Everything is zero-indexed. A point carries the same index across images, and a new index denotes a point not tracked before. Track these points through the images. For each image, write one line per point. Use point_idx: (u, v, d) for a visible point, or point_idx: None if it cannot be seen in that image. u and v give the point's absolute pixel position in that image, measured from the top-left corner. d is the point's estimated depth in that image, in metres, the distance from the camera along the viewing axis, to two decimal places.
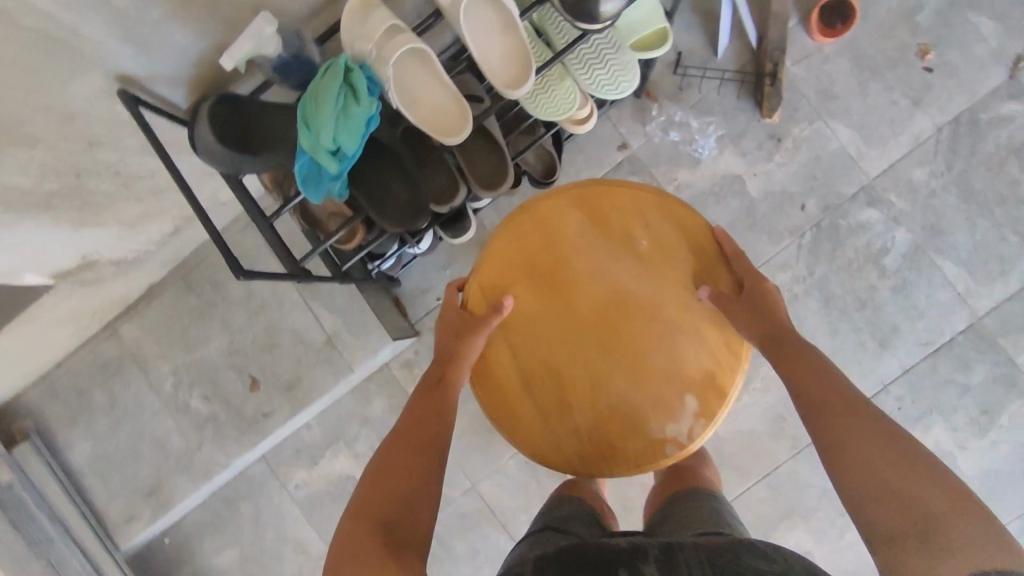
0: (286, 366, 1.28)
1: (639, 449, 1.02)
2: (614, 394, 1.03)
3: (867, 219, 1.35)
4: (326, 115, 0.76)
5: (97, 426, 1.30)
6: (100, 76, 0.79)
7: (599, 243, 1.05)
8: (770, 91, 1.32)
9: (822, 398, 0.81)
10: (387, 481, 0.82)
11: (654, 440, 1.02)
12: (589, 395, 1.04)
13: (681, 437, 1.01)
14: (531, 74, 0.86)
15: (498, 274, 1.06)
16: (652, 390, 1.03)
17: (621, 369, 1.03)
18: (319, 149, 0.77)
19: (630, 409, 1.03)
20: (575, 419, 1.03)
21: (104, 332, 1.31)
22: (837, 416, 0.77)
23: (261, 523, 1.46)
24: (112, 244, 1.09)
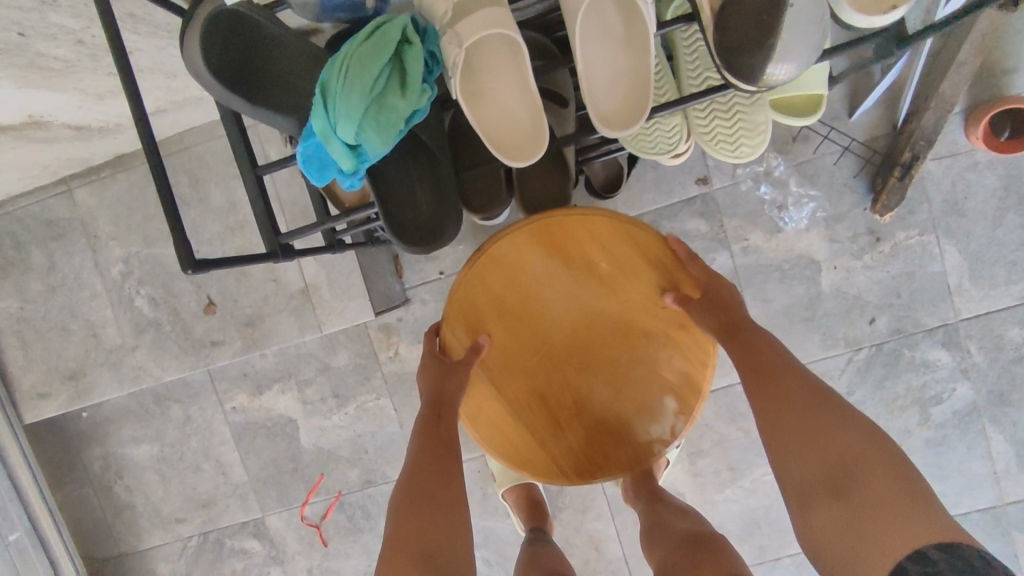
0: (248, 299, 1.12)
1: (632, 453, 0.97)
2: (598, 400, 0.97)
3: (935, 359, 1.17)
4: (354, 99, 0.55)
5: (27, 286, 1.16)
6: None
7: (562, 272, 0.96)
8: (894, 184, 1.08)
9: (786, 398, 0.77)
10: (417, 515, 0.78)
11: (643, 445, 0.97)
12: (576, 406, 0.97)
13: (667, 435, 0.96)
14: (643, 116, 0.64)
15: (468, 320, 0.97)
16: (633, 394, 0.97)
17: (602, 381, 0.97)
18: (332, 138, 0.56)
19: (618, 413, 0.97)
20: (565, 435, 0.97)
21: (56, 187, 1.13)
22: (800, 423, 0.75)
23: (185, 431, 1.36)
24: (71, 111, 0.89)
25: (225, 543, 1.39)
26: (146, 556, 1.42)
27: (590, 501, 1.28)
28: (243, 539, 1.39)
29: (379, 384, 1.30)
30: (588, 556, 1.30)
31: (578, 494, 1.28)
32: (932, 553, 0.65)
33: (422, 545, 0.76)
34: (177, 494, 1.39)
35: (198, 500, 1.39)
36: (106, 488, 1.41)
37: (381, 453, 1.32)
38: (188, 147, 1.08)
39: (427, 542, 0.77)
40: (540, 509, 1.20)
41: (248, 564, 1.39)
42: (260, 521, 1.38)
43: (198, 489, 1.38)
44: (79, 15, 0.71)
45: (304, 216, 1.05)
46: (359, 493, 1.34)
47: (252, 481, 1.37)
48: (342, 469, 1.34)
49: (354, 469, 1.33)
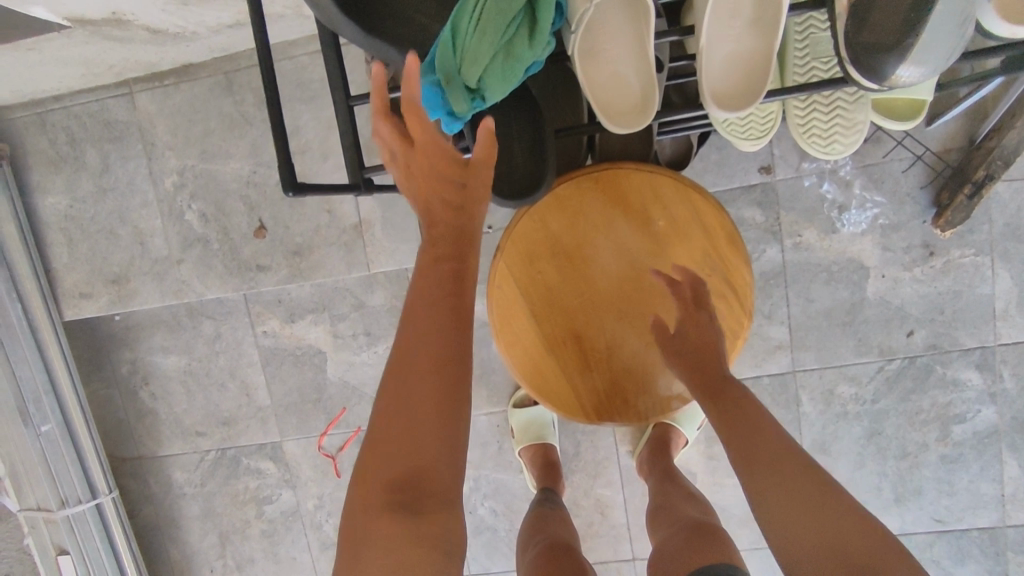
0: (298, 228, 1.11)
1: (648, 407, 0.89)
2: (625, 352, 0.89)
3: (966, 379, 1.19)
4: (485, 45, 0.54)
5: (78, 185, 1.15)
6: None
7: (616, 217, 0.87)
8: (961, 203, 1.06)
9: (785, 473, 0.65)
10: (394, 435, 0.53)
11: (662, 400, 0.89)
12: (601, 354, 0.89)
13: (689, 394, 0.88)
14: (757, 99, 0.63)
15: (518, 256, 0.88)
16: (661, 348, 0.89)
17: (635, 330, 0.89)
18: (453, 81, 0.55)
19: (644, 366, 0.89)
20: (585, 379, 0.89)
21: (118, 88, 1.11)
22: (791, 508, 0.63)
23: (215, 348, 1.38)
24: (153, 13, 0.86)
25: (241, 461, 1.43)
26: (163, 463, 1.46)
27: (604, 468, 1.31)
28: (259, 460, 1.42)
29: None
30: (592, 520, 1.33)
31: (593, 460, 1.31)
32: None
33: (393, 478, 0.52)
34: (199, 408, 1.42)
35: (220, 416, 1.42)
36: (131, 393, 1.43)
37: None
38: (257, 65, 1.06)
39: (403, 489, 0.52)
40: (554, 467, 1.21)
41: (261, 484, 1.43)
42: (277, 444, 1.41)
43: (221, 405, 1.41)
44: None
45: (367, 152, 1.04)
46: None
47: (275, 405, 1.39)
48: (365, 405, 1.36)
49: None
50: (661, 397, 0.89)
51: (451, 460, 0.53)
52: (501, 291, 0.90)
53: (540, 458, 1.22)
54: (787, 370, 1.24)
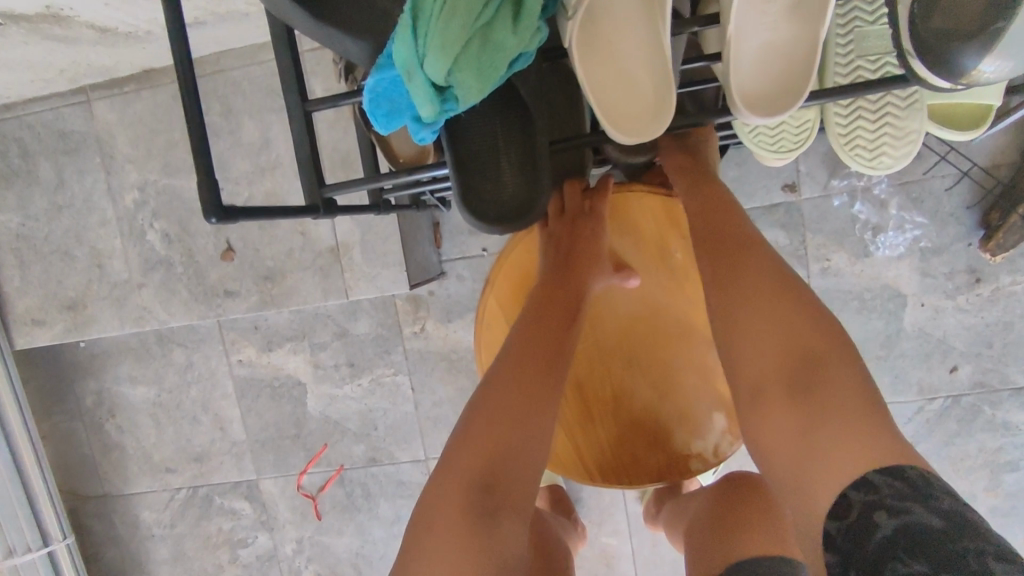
0: (269, 251, 1.00)
1: (661, 465, 0.77)
2: (637, 400, 0.78)
3: (1020, 422, 1.05)
4: (457, 24, 0.43)
5: (31, 201, 1.04)
6: None
7: (625, 248, 0.77)
8: (1014, 224, 0.93)
9: (776, 318, 0.60)
10: (485, 442, 0.61)
11: (678, 458, 0.77)
12: (609, 402, 0.78)
13: (711, 454, 0.77)
14: (802, 96, 0.51)
15: (510, 290, 0.79)
16: (679, 397, 0.78)
17: (647, 372, 0.78)
18: (417, 70, 0.43)
19: (659, 416, 0.78)
20: (592, 432, 0.78)
21: (75, 95, 1.01)
22: (758, 312, 0.61)
23: (186, 378, 1.27)
24: (94, 7, 0.75)
25: (214, 501, 1.31)
26: (130, 501, 1.34)
27: (610, 515, 1.18)
28: (233, 499, 1.30)
29: (399, 359, 1.19)
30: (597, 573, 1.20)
31: (598, 507, 1.18)
32: (874, 475, 0.51)
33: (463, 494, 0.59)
34: (169, 443, 1.30)
35: (191, 452, 1.30)
36: (95, 426, 1.32)
37: (392, 431, 1.22)
38: (223, 72, 0.96)
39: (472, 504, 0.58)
40: (564, 503, 1.09)
41: (236, 526, 1.31)
42: (253, 483, 1.29)
43: (193, 440, 1.29)
44: None
45: (343, 167, 0.93)
46: (363, 470, 1.24)
47: (251, 441, 1.28)
48: (348, 442, 1.24)
49: (360, 445, 1.24)
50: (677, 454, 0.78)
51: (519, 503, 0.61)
52: (491, 329, 0.79)
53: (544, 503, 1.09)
54: None
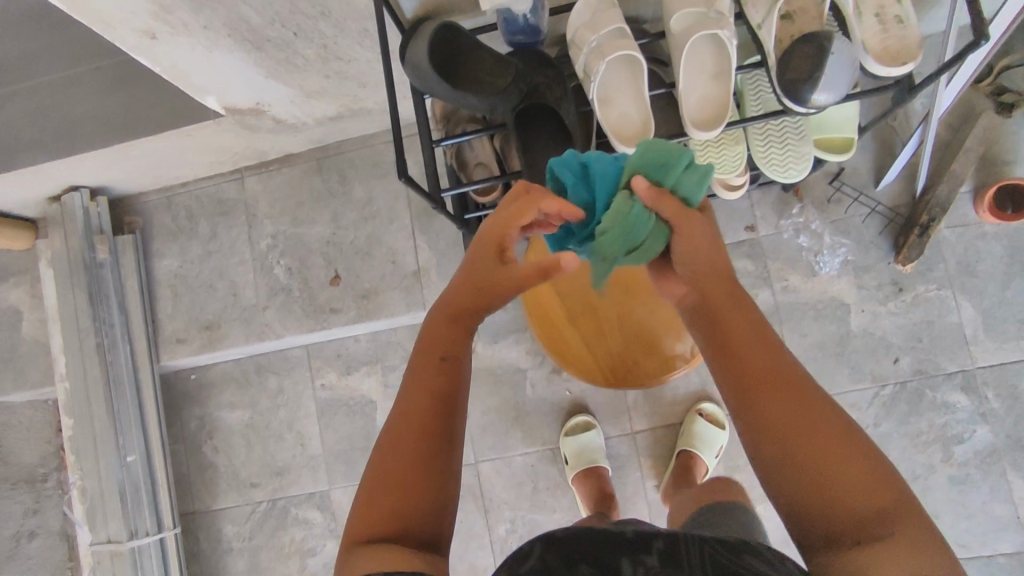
0: (367, 277, 1.34)
1: (656, 367, 1.03)
2: (633, 322, 1.03)
3: (954, 401, 1.32)
4: (650, 223, 0.74)
5: (189, 248, 1.41)
6: None
7: None
8: (914, 241, 1.28)
9: (754, 352, 0.65)
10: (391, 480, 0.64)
11: (668, 359, 1.03)
12: (612, 326, 1.04)
13: (691, 353, 1.02)
14: (720, 127, 0.89)
15: None
16: (661, 318, 1.03)
17: (640, 301, 1.03)
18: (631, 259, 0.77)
19: (651, 333, 1.03)
20: (602, 346, 1.04)
21: (232, 174, 1.41)
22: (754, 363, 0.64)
23: (277, 401, 1.54)
24: (284, 104, 1.17)
25: (290, 512, 1.52)
26: (215, 517, 1.54)
27: (633, 503, 1.40)
28: (306, 509, 1.52)
29: None
30: None
31: (622, 496, 1.40)
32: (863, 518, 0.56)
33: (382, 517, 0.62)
34: (257, 459, 1.54)
35: (274, 467, 1.54)
36: (194, 448, 1.56)
37: None
38: (343, 153, 1.36)
39: (414, 523, 0.62)
40: (607, 496, 1.32)
41: (307, 534, 1.51)
42: (326, 493, 1.51)
43: (277, 456, 1.54)
44: (325, 37, 0.99)
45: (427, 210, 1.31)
46: None
47: (327, 454, 1.52)
48: None
49: None
50: (663, 355, 1.03)
51: (449, 490, 0.65)
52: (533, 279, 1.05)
53: (589, 492, 1.32)
54: None
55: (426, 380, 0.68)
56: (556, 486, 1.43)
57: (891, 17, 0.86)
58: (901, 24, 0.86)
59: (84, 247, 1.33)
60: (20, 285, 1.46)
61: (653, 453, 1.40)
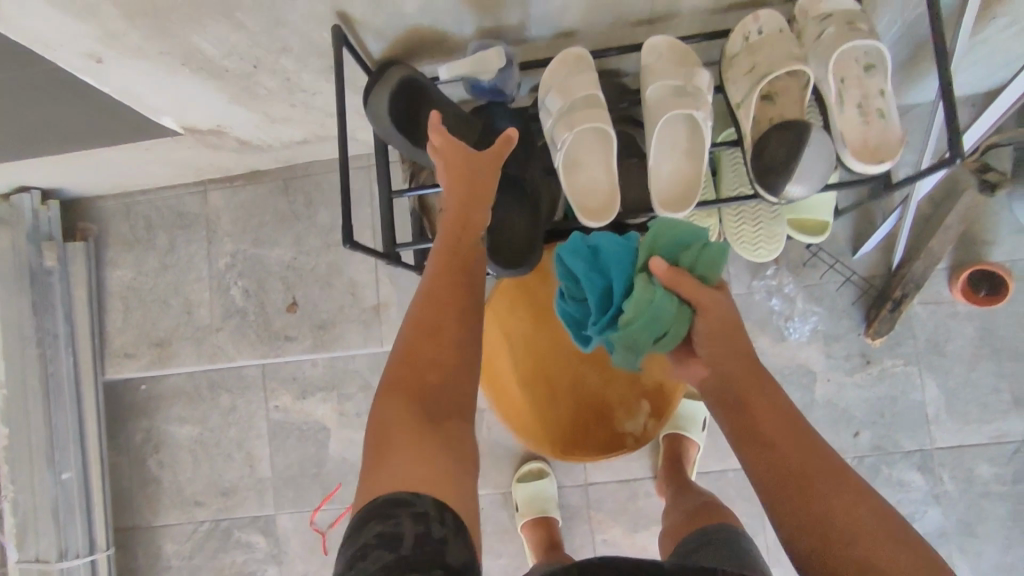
0: (326, 307, 1.30)
1: (605, 443, 1.00)
2: (586, 393, 1.01)
3: (910, 480, 1.31)
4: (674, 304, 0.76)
5: (145, 258, 1.36)
6: (319, 8, 0.79)
7: None
8: (885, 315, 1.26)
9: (772, 420, 0.69)
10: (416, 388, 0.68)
11: (617, 435, 1.00)
12: (564, 396, 1.01)
13: (641, 432, 0.99)
14: (689, 208, 0.85)
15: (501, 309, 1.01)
16: (614, 391, 1.01)
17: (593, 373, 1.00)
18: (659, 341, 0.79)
19: (601, 408, 1.00)
20: (551, 416, 1.00)
21: (195, 186, 1.35)
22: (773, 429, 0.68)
23: (227, 420, 1.50)
24: (248, 128, 1.12)
25: (233, 534, 1.49)
26: (155, 533, 1.50)
27: (580, 555, 1.38)
28: (250, 532, 1.48)
29: None
30: None
31: (570, 546, 1.38)
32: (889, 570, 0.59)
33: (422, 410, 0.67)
34: (202, 478, 1.50)
35: (220, 487, 1.50)
36: (139, 460, 1.52)
37: None
38: (310, 176, 1.31)
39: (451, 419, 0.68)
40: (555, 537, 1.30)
41: (249, 558, 1.48)
42: (271, 518, 1.48)
43: (224, 476, 1.50)
44: (287, 70, 0.94)
45: None
46: None
47: (275, 478, 1.48)
48: None
49: None
50: (613, 431, 1.00)
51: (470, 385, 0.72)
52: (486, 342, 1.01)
53: (540, 538, 1.29)
54: None
55: (450, 291, 0.74)
56: (504, 531, 1.41)
57: (873, 110, 0.82)
58: (882, 119, 0.82)
59: (30, 253, 1.27)
60: None
61: (605, 505, 1.38)
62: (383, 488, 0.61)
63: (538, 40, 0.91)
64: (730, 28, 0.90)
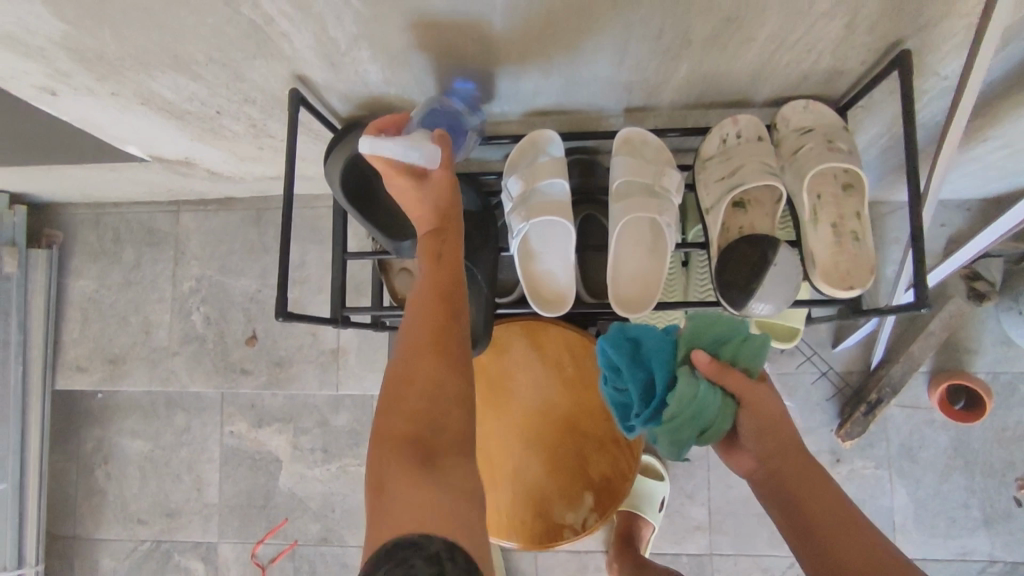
0: (284, 343, 1.27)
1: (543, 533, 0.95)
2: (529, 479, 0.96)
3: None
4: (719, 399, 0.67)
5: (110, 272, 1.33)
6: (276, 69, 0.76)
7: (535, 364, 0.96)
8: (858, 417, 1.21)
9: (834, 525, 0.61)
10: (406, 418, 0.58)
11: (555, 526, 0.95)
12: (506, 478, 0.96)
13: (581, 526, 0.95)
14: (647, 310, 0.81)
15: None
16: (558, 481, 0.96)
17: (537, 457, 0.96)
18: (703, 437, 0.69)
19: (542, 495, 0.96)
20: (492, 497, 0.96)
21: (168, 205, 1.33)
22: (837, 537, 0.60)
23: (180, 440, 1.47)
24: (217, 161, 1.09)
25: (172, 557, 1.45)
26: (95, 547, 1.48)
27: None
28: (190, 558, 1.45)
29: (366, 452, 1.41)
30: None
31: None
32: None
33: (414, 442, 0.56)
34: (148, 496, 1.47)
35: (165, 508, 1.47)
36: (88, 471, 1.49)
37: (349, 514, 1.42)
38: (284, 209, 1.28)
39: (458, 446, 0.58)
40: None
41: None
42: (212, 545, 1.45)
43: (170, 497, 1.47)
44: (250, 118, 0.91)
45: (357, 289, 1.23)
46: (315, 547, 1.42)
47: (221, 505, 1.45)
48: (306, 519, 1.43)
49: (317, 522, 1.42)
50: (552, 521, 0.95)
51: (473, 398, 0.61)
52: None
53: None
54: (704, 552, 1.30)
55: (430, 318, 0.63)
56: None
57: (848, 232, 0.78)
58: (856, 242, 0.77)
59: None
60: None
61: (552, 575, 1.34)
62: (389, 537, 0.51)
63: (512, 116, 0.88)
64: (709, 127, 0.87)
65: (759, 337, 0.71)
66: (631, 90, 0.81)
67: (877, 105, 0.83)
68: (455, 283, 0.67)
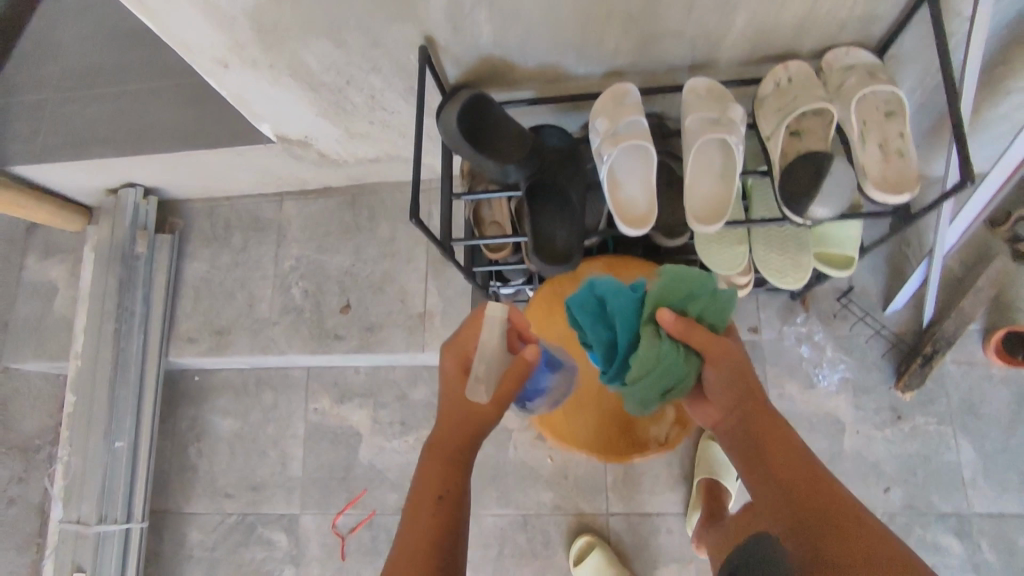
0: (376, 311, 1.40)
1: (628, 447, 1.04)
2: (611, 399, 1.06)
3: (944, 544, 1.27)
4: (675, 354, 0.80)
5: (220, 255, 1.50)
6: (409, 31, 0.94)
7: None
8: (915, 369, 1.28)
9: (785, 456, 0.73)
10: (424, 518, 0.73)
11: (640, 440, 1.04)
12: (591, 399, 1.06)
13: (664, 438, 1.04)
14: (720, 222, 0.92)
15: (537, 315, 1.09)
16: None
17: None
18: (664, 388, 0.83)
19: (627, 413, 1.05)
20: (578, 418, 1.05)
21: (273, 196, 1.51)
22: (787, 466, 0.72)
23: (268, 417, 1.58)
24: (331, 141, 1.27)
25: (257, 529, 1.53)
26: (184, 520, 1.56)
27: None
28: (273, 530, 1.52)
29: None
30: None
31: None
32: None
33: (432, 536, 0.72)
34: (236, 471, 1.56)
35: (252, 481, 1.55)
36: (181, 448, 1.60)
37: None
38: (377, 194, 1.45)
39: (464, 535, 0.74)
40: None
41: (269, 555, 1.51)
42: (295, 517, 1.52)
43: (257, 471, 1.56)
44: (372, 89, 1.09)
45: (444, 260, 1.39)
46: (393, 516, 1.49)
47: (304, 478, 1.54)
48: (386, 490, 1.50)
49: (396, 492, 1.50)
50: (636, 436, 1.05)
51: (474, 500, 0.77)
52: None
53: None
54: None
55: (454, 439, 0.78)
56: (521, 555, 1.41)
57: (893, 149, 0.90)
58: (902, 157, 0.89)
59: (126, 239, 1.44)
60: (62, 263, 1.57)
61: (625, 537, 1.38)
62: None
63: (594, 76, 1.05)
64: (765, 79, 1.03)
65: (719, 298, 0.82)
66: (698, 45, 0.97)
67: (909, 54, 0.97)
68: (440, 530, 0.72)
